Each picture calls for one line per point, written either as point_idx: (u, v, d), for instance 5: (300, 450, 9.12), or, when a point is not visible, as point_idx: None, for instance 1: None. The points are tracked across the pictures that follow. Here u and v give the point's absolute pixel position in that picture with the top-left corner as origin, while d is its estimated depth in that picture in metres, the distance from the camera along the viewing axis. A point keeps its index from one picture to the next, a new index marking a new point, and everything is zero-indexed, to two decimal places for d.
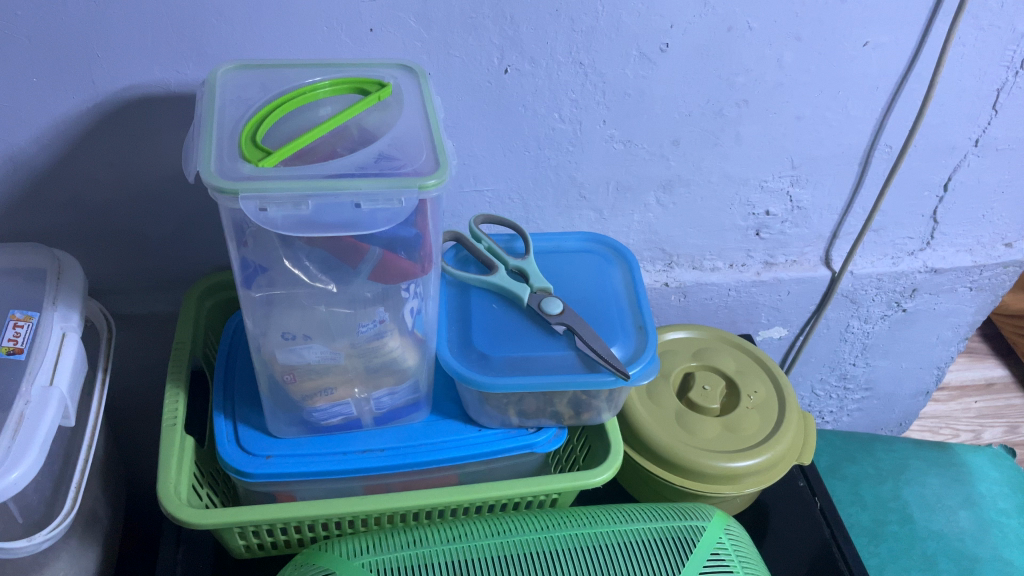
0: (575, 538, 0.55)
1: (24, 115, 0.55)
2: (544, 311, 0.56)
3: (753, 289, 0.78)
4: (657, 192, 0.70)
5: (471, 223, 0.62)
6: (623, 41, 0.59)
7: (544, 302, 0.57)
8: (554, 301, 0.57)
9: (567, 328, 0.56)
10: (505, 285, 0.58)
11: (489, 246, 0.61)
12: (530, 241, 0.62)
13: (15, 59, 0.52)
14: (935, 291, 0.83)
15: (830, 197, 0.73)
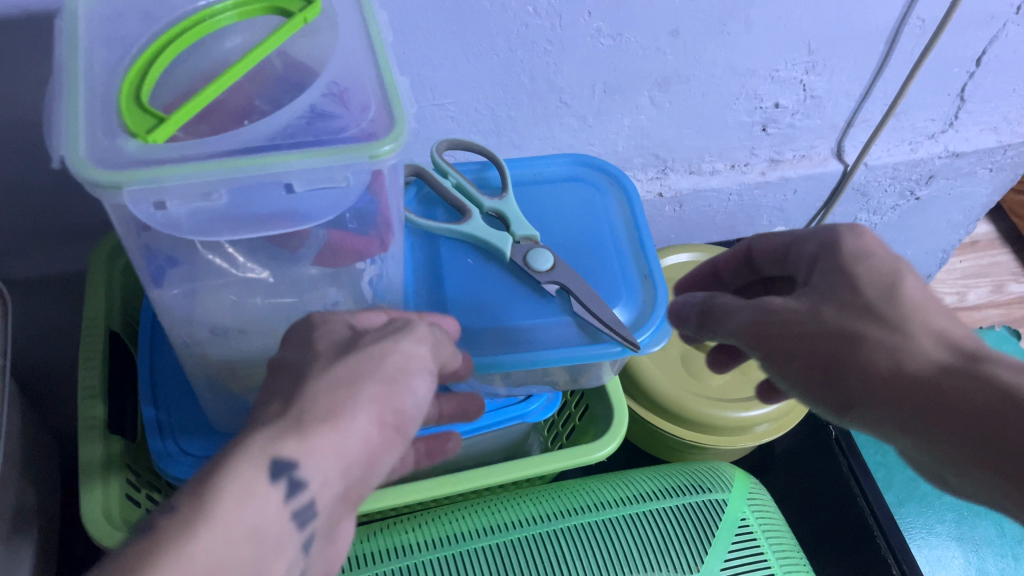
0: (592, 530, 0.51)
1: None
2: (531, 268, 0.46)
3: (756, 191, 0.69)
4: (651, 91, 0.58)
5: (433, 152, 0.51)
6: None
7: (530, 255, 0.47)
8: (541, 253, 0.47)
9: (560, 288, 0.46)
10: (482, 236, 0.48)
11: (457, 183, 0.50)
12: (505, 170, 0.51)
13: None
14: (952, 176, 0.74)
15: (848, 83, 0.62)
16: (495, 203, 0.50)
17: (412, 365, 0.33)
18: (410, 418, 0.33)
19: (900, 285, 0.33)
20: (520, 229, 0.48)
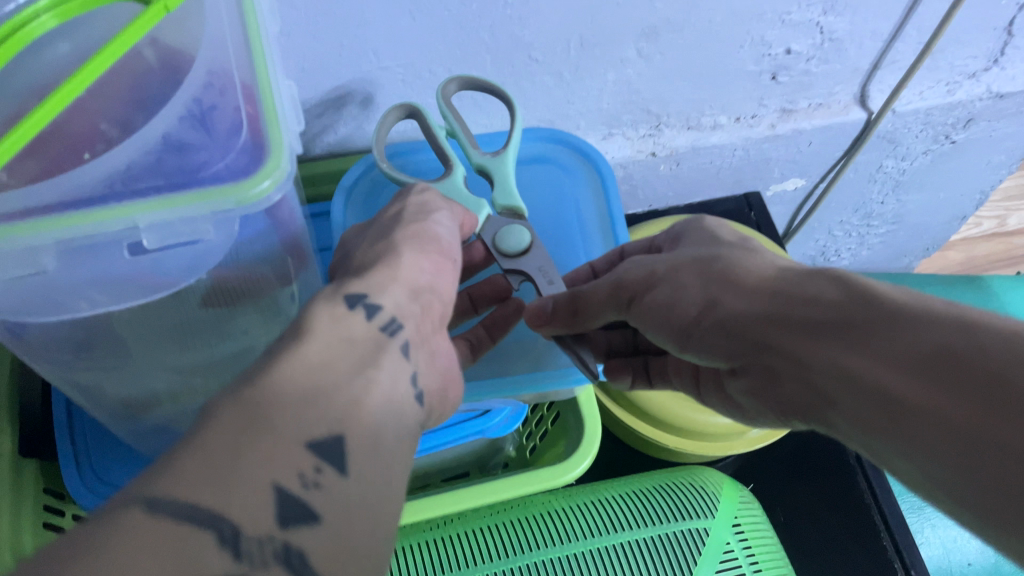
0: (567, 561, 0.45)
1: None
2: (499, 246, 0.39)
3: (764, 145, 0.60)
4: (637, 43, 0.49)
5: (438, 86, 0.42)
6: None
7: (505, 230, 0.40)
8: (518, 231, 0.40)
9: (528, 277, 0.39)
10: (456, 198, 0.40)
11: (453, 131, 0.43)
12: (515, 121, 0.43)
13: None
14: (995, 117, 0.65)
15: (876, 22, 0.52)
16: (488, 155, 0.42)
17: (428, 206, 0.35)
18: (449, 245, 0.34)
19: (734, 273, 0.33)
20: (505, 196, 0.41)
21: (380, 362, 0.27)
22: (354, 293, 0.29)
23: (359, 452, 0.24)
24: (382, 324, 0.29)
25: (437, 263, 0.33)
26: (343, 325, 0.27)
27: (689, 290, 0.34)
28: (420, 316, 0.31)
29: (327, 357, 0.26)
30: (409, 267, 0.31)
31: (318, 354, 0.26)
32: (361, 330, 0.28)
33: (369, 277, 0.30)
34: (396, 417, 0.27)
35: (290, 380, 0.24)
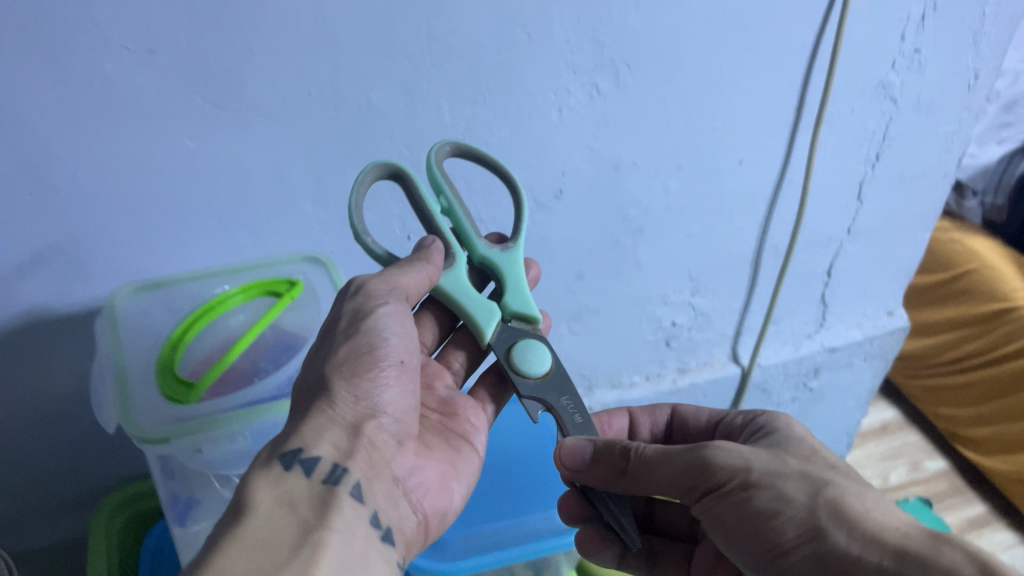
0: None
1: None
2: (518, 363, 0.45)
3: (672, 398, 0.80)
4: (569, 323, 0.70)
5: (433, 160, 0.47)
6: (515, 191, 0.60)
7: (518, 343, 0.46)
8: (535, 356, 0.46)
9: (543, 396, 0.45)
10: (466, 299, 0.46)
11: (449, 206, 0.48)
12: (520, 239, 0.49)
13: None
14: (835, 367, 0.87)
15: (728, 300, 0.76)
16: (490, 259, 0.48)
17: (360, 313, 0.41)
18: (387, 356, 0.40)
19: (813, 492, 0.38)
20: (516, 306, 0.47)
21: (330, 523, 0.34)
22: (289, 452, 0.36)
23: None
24: (325, 474, 0.36)
25: (389, 381, 0.40)
26: (284, 492, 0.35)
27: (799, 507, 0.37)
28: (367, 447, 0.39)
29: (267, 533, 0.32)
30: (345, 403, 0.39)
31: (263, 526, 0.32)
32: (304, 490, 0.35)
33: (306, 429, 0.37)
34: (358, 563, 0.34)
35: (234, 565, 0.29)
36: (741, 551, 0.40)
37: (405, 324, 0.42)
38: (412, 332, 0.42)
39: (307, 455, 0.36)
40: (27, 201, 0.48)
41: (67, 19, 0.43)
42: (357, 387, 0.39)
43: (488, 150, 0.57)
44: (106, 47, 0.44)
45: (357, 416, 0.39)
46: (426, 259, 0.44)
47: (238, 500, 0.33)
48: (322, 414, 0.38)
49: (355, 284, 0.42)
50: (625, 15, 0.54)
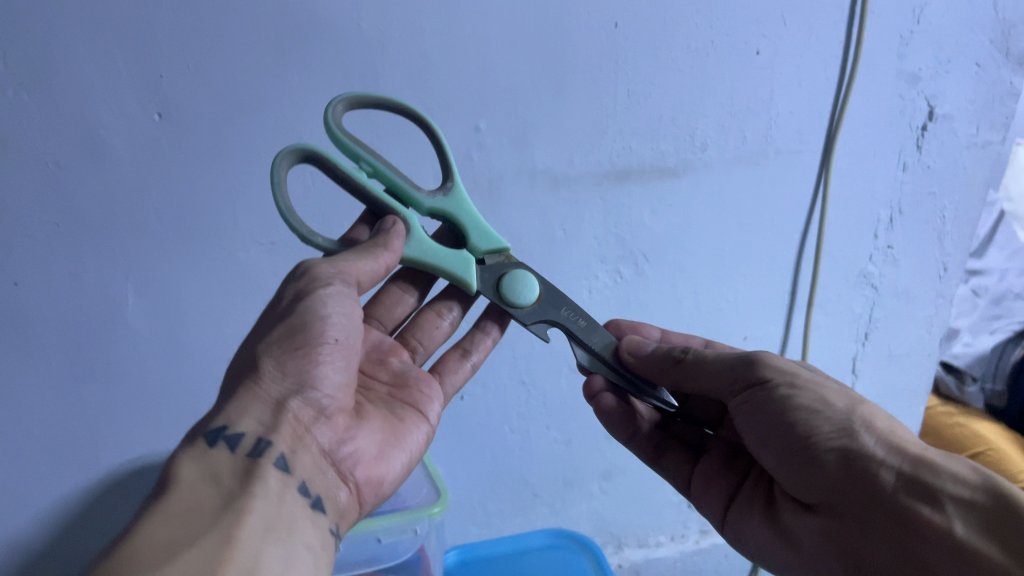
0: None
1: (26, 498, 0.60)
2: (512, 296, 0.50)
3: (696, 559, 0.85)
4: (599, 481, 0.79)
5: (332, 116, 0.47)
6: (555, 359, 0.71)
7: (502, 275, 0.51)
8: (525, 283, 0.50)
9: (545, 317, 0.51)
10: (434, 256, 0.49)
11: (378, 166, 0.50)
12: (455, 179, 0.53)
13: (27, 453, 0.59)
14: None
15: None
16: (439, 208, 0.51)
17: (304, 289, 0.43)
18: (322, 335, 0.42)
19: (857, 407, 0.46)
20: (484, 245, 0.51)
21: (249, 492, 0.36)
22: (213, 429, 0.38)
23: (255, 561, 0.32)
24: (248, 448, 0.38)
25: (325, 355, 0.42)
26: (208, 465, 0.36)
27: (834, 412, 0.46)
28: (295, 421, 0.40)
29: (189, 501, 0.34)
30: (272, 379, 0.41)
31: (188, 495, 0.34)
32: (226, 464, 0.37)
33: (234, 407, 0.39)
34: (284, 526, 0.36)
35: (153, 536, 0.31)
36: (765, 443, 0.48)
37: (344, 302, 0.43)
38: (354, 311, 0.44)
39: (231, 432, 0.38)
40: (162, 359, 0.59)
41: (218, 221, 0.56)
42: (287, 364, 0.41)
43: None
44: (243, 241, 0.57)
45: (289, 391, 0.40)
46: (385, 246, 0.46)
47: (166, 479, 0.35)
48: (250, 394, 0.40)
49: (303, 266, 0.44)
50: (641, 215, 0.68)
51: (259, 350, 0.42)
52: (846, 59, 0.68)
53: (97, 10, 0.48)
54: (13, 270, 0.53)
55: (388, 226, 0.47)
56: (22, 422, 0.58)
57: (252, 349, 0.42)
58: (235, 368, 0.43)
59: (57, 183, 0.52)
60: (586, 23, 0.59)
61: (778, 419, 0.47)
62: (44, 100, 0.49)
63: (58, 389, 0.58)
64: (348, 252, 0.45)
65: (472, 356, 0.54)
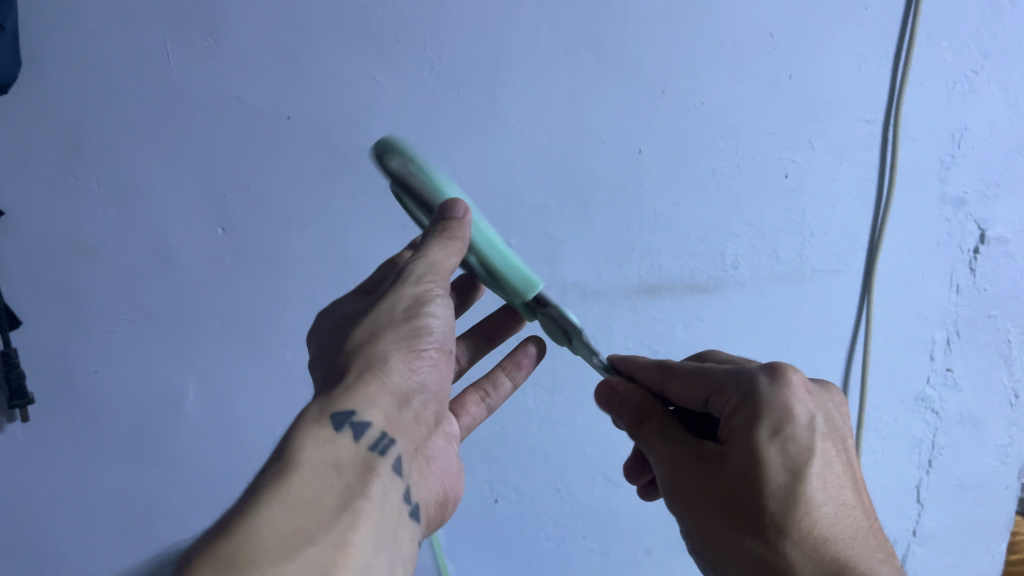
0: None
1: (97, 555, 0.71)
2: (563, 311, 0.53)
3: None
4: None
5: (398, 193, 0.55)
6: (589, 469, 0.73)
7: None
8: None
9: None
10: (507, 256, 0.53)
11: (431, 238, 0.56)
12: (492, 275, 0.58)
13: (104, 515, 0.70)
14: None
15: None
16: (478, 256, 0.52)
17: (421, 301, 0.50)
18: (426, 342, 0.50)
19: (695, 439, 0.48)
20: (525, 301, 0.55)
21: (367, 490, 0.41)
22: (341, 413, 0.43)
23: (365, 561, 0.37)
24: (371, 440, 0.44)
25: (428, 365, 0.50)
26: (334, 451, 0.41)
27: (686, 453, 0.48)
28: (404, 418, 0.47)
29: (315, 490, 0.38)
30: (392, 375, 0.47)
31: (316, 484, 0.38)
32: (350, 450, 0.42)
33: (359, 394, 0.45)
34: (390, 524, 0.41)
35: (276, 522, 0.34)
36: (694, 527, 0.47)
37: (445, 318, 0.51)
38: (449, 324, 0.51)
39: (359, 419, 0.44)
40: (216, 444, 0.69)
41: (269, 323, 0.66)
42: (403, 363, 0.48)
43: (561, 429, 0.71)
44: (290, 341, 0.66)
45: (400, 392, 0.48)
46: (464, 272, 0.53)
47: (292, 453, 0.40)
48: (373, 384, 0.46)
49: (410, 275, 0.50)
50: (673, 329, 0.70)
51: (380, 346, 0.48)
52: (880, 195, 0.67)
53: (175, 142, 0.61)
54: (92, 359, 0.65)
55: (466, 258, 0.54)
56: (97, 492, 0.69)
57: (367, 344, 0.48)
58: (346, 358, 0.47)
59: (135, 285, 0.64)
60: (609, 149, 0.64)
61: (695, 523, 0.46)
62: (128, 217, 0.62)
63: (126, 465, 0.69)
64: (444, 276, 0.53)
65: (487, 399, 0.61)
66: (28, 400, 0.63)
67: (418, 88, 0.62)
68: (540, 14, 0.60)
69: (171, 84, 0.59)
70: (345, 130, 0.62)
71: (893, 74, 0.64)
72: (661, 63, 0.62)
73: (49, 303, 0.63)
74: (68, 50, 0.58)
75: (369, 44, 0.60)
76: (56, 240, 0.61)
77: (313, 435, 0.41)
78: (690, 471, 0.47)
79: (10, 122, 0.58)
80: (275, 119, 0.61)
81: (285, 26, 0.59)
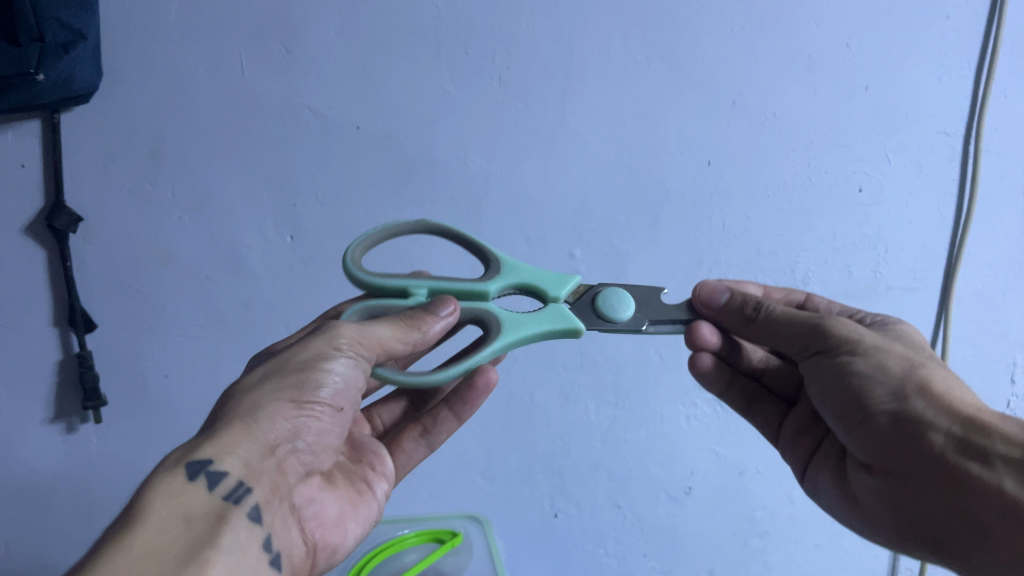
0: None
1: None
2: (618, 313, 0.50)
3: None
4: None
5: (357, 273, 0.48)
6: (652, 486, 0.72)
7: (596, 310, 0.50)
8: (617, 298, 0.50)
9: (651, 320, 0.51)
10: (541, 325, 0.48)
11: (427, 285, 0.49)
12: (491, 253, 0.52)
13: None
14: None
15: None
16: (502, 287, 0.51)
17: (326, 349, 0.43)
18: (319, 393, 0.43)
19: (823, 325, 0.48)
20: (558, 289, 0.51)
21: (218, 542, 0.37)
22: (200, 461, 0.39)
23: None
24: (228, 491, 0.39)
25: (319, 416, 0.44)
26: (184, 503, 0.37)
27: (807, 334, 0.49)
28: (269, 472, 0.42)
29: (160, 544, 0.34)
30: (265, 424, 0.42)
31: (159, 537, 0.35)
32: (202, 503, 0.38)
33: (219, 441, 0.40)
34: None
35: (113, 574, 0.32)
36: (831, 404, 0.48)
37: (352, 375, 0.44)
38: (357, 380, 0.45)
39: (216, 469, 0.39)
40: None
41: None
42: (280, 417, 0.42)
43: (624, 445, 0.71)
44: None
45: (273, 443, 0.42)
46: (421, 329, 0.45)
47: (139, 505, 0.36)
48: (240, 434, 0.41)
49: (332, 327, 0.44)
50: None
51: (261, 394, 0.42)
52: (965, 172, 0.63)
53: (248, 151, 0.62)
54: (164, 363, 0.66)
55: (433, 312, 0.46)
56: None
57: (251, 389, 0.42)
58: (226, 403, 0.43)
59: (206, 291, 0.65)
60: (678, 160, 0.63)
61: (840, 399, 0.47)
62: (199, 223, 0.63)
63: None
64: (386, 330, 0.45)
65: (426, 437, 0.54)
66: (102, 402, 0.65)
67: (487, 99, 0.62)
68: (611, 24, 0.60)
69: (245, 94, 0.61)
70: (415, 140, 0.62)
71: (976, 82, 0.61)
72: (733, 73, 0.61)
73: (124, 307, 0.65)
74: (148, 60, 0.59)
75: (440, 54, 0.61)
76: (131, 245, 0.63)
77: (157, 485, 0.37)
78: (818, 362, 0.48)
79: (91, 131, 0.60)
80: (346, 129, 0.62)
81: (357, 36, 0.60)
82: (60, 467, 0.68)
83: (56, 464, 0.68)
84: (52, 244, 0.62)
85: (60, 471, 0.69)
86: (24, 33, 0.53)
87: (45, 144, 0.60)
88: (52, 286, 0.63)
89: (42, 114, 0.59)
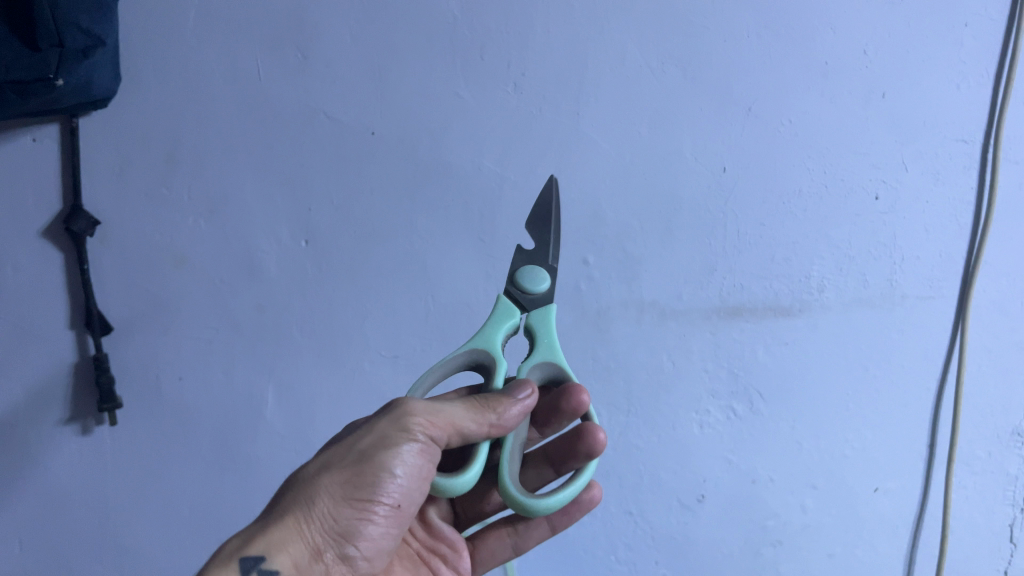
0: None
1: (171, 560, 0.73)
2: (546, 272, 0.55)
3: None
4: None
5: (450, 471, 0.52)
6: (664, 493, 0.72)
7: (535, 286, 0.55)
8: (533, 268, 0.55)
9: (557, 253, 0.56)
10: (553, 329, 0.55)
11: None
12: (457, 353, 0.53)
13: (180, 520, 0.72)
14: None
15: None
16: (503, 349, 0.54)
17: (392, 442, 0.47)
18: (380, 490, 0.48)
19: None
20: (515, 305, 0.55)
21: None
22: (252, 558, 0.44)
23: None
24: None
25: (378, 513, 0.49)
26: None
27: None
28: (320, 567, 0.48)
29: None
30: (318, 523, 0.47)
31: None
32: None
33: (272, 538, 0.46)
34: None
35: None
36: None
37: (415, 462, 0.48)
38: (423, 472, 0.49)
39: (267, 565, 0.45)
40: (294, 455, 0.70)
41: (348, 334, 0.66)
42: (334, 507, 0.47)
43: (636, 452, 0.71)
44: (369, 354, 0.67)
45: (326, 538, 0.48)
46: (495, 412, 0.49)
47: None
48: (291, 528, 0.46)
49: (403, 409, 0.48)
50: (755, 354, 0.67)
51: (321, 482, 0.47)
52: (983, 182, 0.61)
53: (263, 154, 0.62)
54: (177, 366, 0.67)
55: (512, 396, 0.50)
56: (176, 497, 0.71)
57: (309, 477, 0.48)
58: (291, 486, 0.48)
59: (220, 294, 0.65)
60: (692, 168, 0.63)
61: None
62: (214, 227, 0.64)
63: (207, 472, 0.70)
64: (456, 411, 0.48)
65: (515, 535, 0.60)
66: (116, 404, 0.65)
67: (501, 104, 0.62)
68: (625, 31, 0.60)
69: (260, 98, 0.61)
70: (428, 146, 0.62)
71: (994, 90, 0.60)
72: (746, 80, 0.61)
73: (139, 310, 0.65)
74: (166, 65, 0.60)
75: (454, 60, 0.61)
76: (147, 248, 0.64)
77: None
78: None
79: (110, 135, 0.61)
80: (360, 133, 0.62)
81: (372, 41, 0.60)
82: (75, 468, 0.69)
83: (71, 464, 0.69)
84: (69, 246, 0.63)
85: (74, 471, 0.69)
86: (44, 37, 0.53)
87: (61, 147, 0.61)
88: (69, 287, 0.64)
89: (60, 119, 0.60)
